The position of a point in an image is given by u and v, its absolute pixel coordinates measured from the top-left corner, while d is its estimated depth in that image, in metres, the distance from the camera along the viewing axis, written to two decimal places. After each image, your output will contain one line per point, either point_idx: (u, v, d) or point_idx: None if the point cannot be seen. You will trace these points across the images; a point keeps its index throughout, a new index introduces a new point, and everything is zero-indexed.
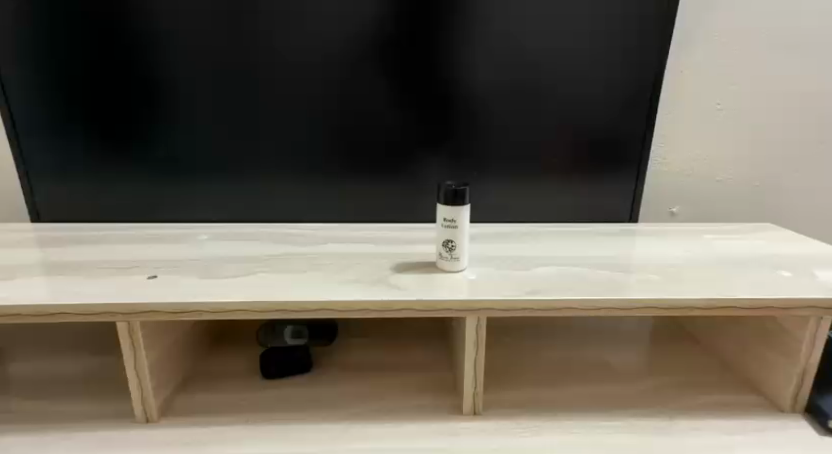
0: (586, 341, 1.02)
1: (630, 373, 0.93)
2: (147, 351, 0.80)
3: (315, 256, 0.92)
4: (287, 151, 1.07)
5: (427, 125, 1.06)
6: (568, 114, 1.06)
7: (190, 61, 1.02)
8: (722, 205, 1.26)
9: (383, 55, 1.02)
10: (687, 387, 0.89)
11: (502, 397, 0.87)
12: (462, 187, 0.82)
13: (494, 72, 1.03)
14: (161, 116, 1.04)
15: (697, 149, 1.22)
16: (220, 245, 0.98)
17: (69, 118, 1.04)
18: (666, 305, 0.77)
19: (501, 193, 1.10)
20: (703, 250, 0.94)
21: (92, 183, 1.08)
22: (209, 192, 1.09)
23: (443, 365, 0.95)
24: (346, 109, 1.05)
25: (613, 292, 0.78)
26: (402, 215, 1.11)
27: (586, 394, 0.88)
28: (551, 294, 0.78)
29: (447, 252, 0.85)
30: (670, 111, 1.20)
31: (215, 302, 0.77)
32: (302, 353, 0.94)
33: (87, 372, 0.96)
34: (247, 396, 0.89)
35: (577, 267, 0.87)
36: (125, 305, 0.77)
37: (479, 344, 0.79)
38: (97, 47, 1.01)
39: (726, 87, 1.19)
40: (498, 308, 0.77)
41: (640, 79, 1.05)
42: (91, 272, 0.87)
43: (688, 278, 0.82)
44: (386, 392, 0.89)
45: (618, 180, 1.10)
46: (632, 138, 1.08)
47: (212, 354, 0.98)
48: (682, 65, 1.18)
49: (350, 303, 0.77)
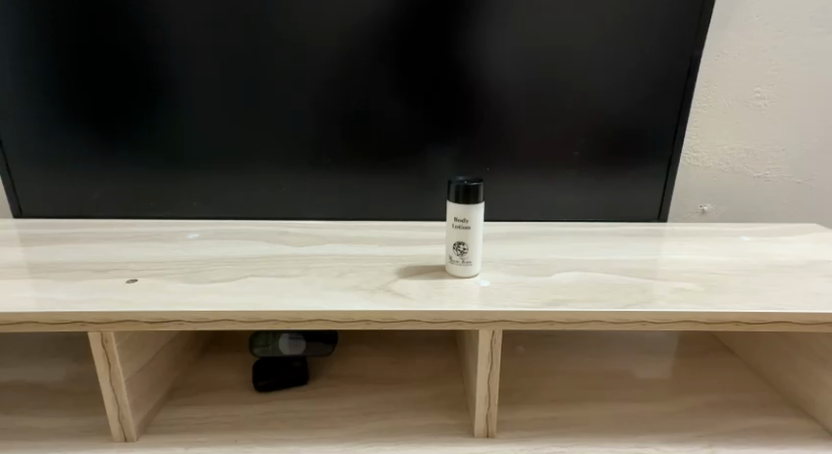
0: (610, 354, 0.93)
1: (660, 391, 0.84)
2: (124, 364, 0.72)
3: (313, 258, 0.84)
4: (286, 143, 0.98)
5: (437, 115, 0.97)
6: (592, 104, 0.97)
7: (180, 46, 0.93)
8: (760, 203, 1.16)
9: (388, 38, 0.93)
10: (725, 410, 0.80)
11: (519, 417, 0.79)
12: (476, 184, 0.73)
13: (511, 58, 0.94)
14: (151, 105, 0.96)
15: (731, 142, 1.13)
16: (210, 245, 0.90)
17: (52, 106, 0.96)
18: (706, 319, 0.68)
19: (517, 189, 1.01)
20: (742, 255, 0.84)
21: (76, 176, 1.00)
22: (202, 187, 1.01)
23: (453, 379, 0.87)
24: (349, 98, 0.96)
25: (645, 303, 0.69)
26: (410, 213, 1.02)
27: (613, 414, 0.79)
28: (576, 306, 0.69)
29: (458, 255, 0.76)
30: (703, 101, 1.10)
31: (198, 311, 0.69)
32: (299, 363, 0.86)
33: (66, 383, 0.88)
34: (237, 413, 0.81)
35: (604, 273, 0.78)
36: (98, 314, 0.69)
37: (493, 361, 0.71)
38: (80, 29, 0.92)
39: (765, 74, 1.09)
40: (515, 321, 0.69)
41: (672, 66, 0.95)
42: (68, 274, 0.79)
43: (729, 288, 0.73)
44: (389, 410, 0.81)
45: (646, 177, 1.01)
46: (662, 131, 0.98)
47: (201, 365, 0.90)
48: (718, 49, 1.08)
49: (349, 314, 0.69)
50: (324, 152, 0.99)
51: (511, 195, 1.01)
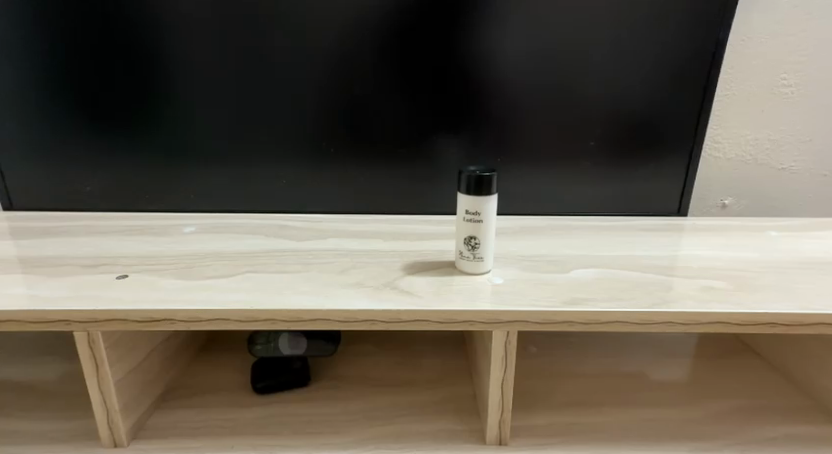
0: (627, 355, 0.89)
1: (683, 395, 0.79)
2: (113, 366, 0.68)
3: (314, 254, 0.79)
4: (287, 132, 0.93)
5: (446, 104, 0.92)
6: (609, 92, 0.92)
7: (173, 29, 0.88)
8: (783, 197, 1.12)
9: (394, 22, 0.88)
10: (753, 416, 0.76)
11: (533, 423, 0.74)
12: (489, 175, 0.69)
13: (524, 43, 0.89)
14: (145, 92, 0.91)
15: (755, 132, 1.08)
16: (206, 239, 0.85)
17: (40, 93, 0.91)
18: (738, 320, 0.64)
19: (529, 181, 0.96)
20: (771, 252, 0.80)
21: (68, 167, 0.95)
22: (199, 179, 0.96)
23: (462, 382, 0.82)
24: (352, 85, 0.91)
25: (672, 303, 0.65)
26: (416, 206, 0.98)
27: (633, 420, 0.75)
28: (596, 305, 0.64)
29: (469, 250, 0.72)
30: (726, 89, 1.06)
31: (191, 310, 0.65)
32: (299, 364, 0.82)
33: (55, 383, 0.84)
34: (234, 417, 0.76)
35: (624, 270, 0.74)
36: (84, 313, 0.64)
37: (507, 364, 0.66)
38: (67, 12, 0.87)
39: (793, 59, 1.04)
40: (531, 321, 0.64)
41: (694, 51, 0.90)
42: (54, 270, 0.74)
43: (762, 287, 0.69)
44: (395, 414, 0.76)
45: (665, 169, 0.96)
46: (683, 121, 0.93)
47: (196, 365, 0.86)
48: (742, 34, 1.03)
49: (352, 314, 0.65)
50: (326, 142, 0.94)
51: (523, 188, 0.97)
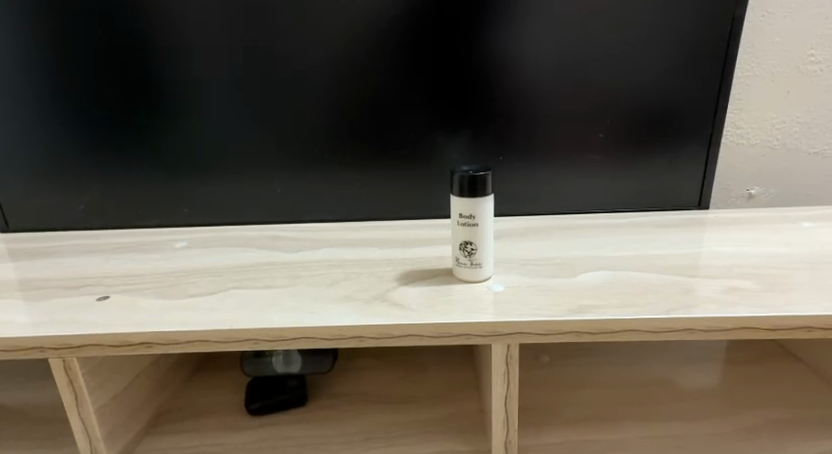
0: (648, 363, 0.83)
1: (710, 407, 0.73)
2: (93, 394, 0.64)
3: (305, 266, 0.75)
4: (278, 138, 0.89)
5: (444, 102, 0.87)
6: (618, 80, 0.85)
7: (154, 35, 0.84)
8: (817, 184, 1.04)
9: (384, 17, 0.83)
10: (789, 429, 0.69)
11: (545, 441, 0.68)
12: (482, 174, 0.63)
13: (523, 34, 0.83)
14: (131, 103, 0.88)
15: (782, 115, 1.01)
16: (196, 254, 0.81)
17: (26, 112, 0.88)
18: (767, 324, 0.57)
19: (534, 180, 0.90)
20: (802, 247, 0.73)
21: (58, 186, 0.92)
22: (191, 191, 0.92)
23: (470, 396, 0.77)
24: (344, 86, 0.86)
25: (690, 307, 0.59)
26: (417, 210, 0.93)
27: (654, 436, 0.69)
28: (605, 313, 0.58)
29: (465, 257, 0.66)
30: (747, 69, 0.99)
31: (168, 331, 0.61)
32: (296, 381, 0.78)
33: (46, 410, 0.81)
34: (226, 441, 0.72)
35: (637, 271, 0.68)
36: (57, 340, 0.61)
37: (510, 380, 0.61)
38: (44, 22, 0.84)
39: (821, 34, 0.97)
40: (533, 333, 0.58)
41: (714, 30, 0.83)
42: (34, 294, 0.71)
43: (794, 286, 0.63)
44: (396, 434, 0.71)
45: (683, 160, 0.89)
46: (700, 107, 0.87)
47: (190, 388, 0.82)
48: (762, 10, 0.96)
49: (338, 331, 0.60)
50: (319, 147, 0.89)
51: (529, 187, 0.91)
